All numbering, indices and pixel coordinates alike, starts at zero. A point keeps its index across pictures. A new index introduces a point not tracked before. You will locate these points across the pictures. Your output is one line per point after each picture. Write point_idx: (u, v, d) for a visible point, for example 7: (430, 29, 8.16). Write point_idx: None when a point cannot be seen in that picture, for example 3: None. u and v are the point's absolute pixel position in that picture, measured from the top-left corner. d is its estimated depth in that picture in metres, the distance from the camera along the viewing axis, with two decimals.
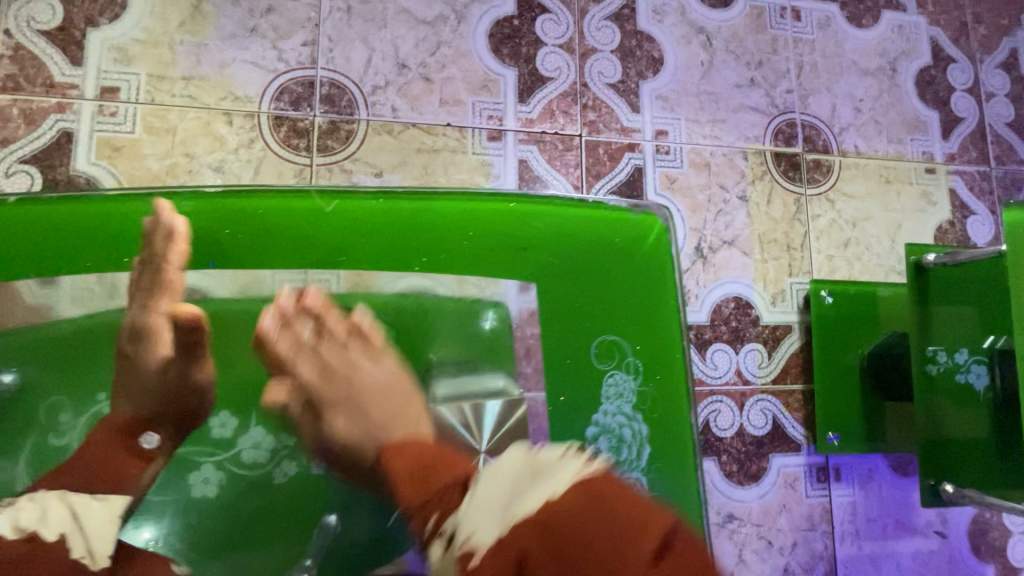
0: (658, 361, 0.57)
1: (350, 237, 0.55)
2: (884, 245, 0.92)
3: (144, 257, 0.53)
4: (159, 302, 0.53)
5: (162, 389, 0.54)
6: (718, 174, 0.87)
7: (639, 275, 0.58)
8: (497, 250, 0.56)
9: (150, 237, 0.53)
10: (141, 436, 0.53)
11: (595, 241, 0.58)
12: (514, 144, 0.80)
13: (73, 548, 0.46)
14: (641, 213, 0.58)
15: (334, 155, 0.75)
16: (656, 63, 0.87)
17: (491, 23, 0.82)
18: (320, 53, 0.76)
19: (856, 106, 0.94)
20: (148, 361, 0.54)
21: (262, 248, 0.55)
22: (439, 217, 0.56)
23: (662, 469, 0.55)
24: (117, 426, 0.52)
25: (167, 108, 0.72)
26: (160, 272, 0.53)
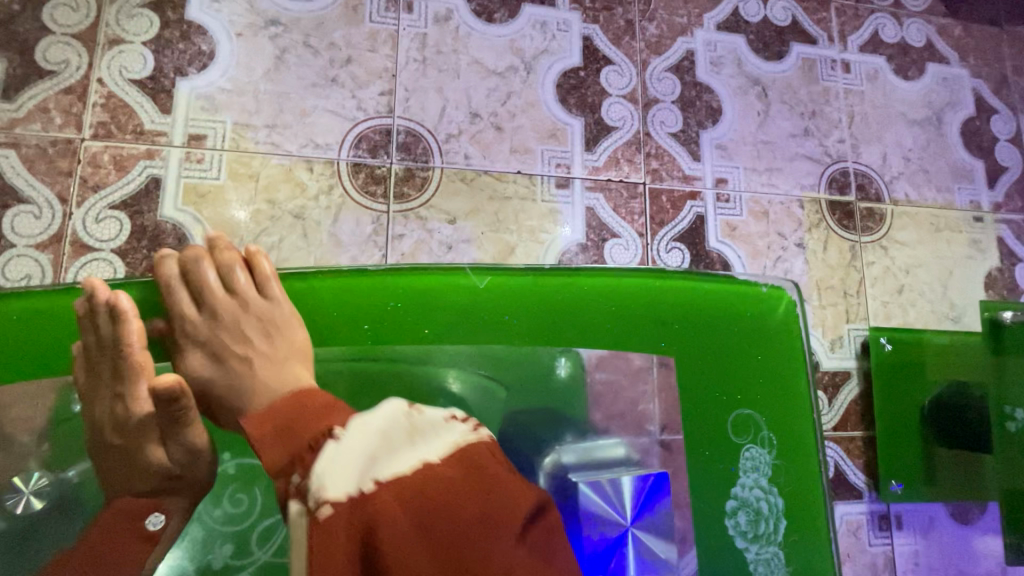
0: (790, 432, 0.62)
1: (503, 313, 0.60)
2: (936, 292, 0.93)
3: (96, 340, 0.56)
4: (137, 385, 0.56)
5: (157, 466, 0.56)
6: (777, 222, 0.88)
7: (773, 347, 0.63)
8: (642, 323, 0.61)
9: (96, 320, 0.56)
10: (147, 518, 0.55)
11: (733, 315, 0.63)
12: (582, 191, 0.82)
13: None
14: (772, 287, 0.63)
15: (409, 203, 0.77)
16: (715, 113, 0.89)
17: (558, 74, 0.85)
18: (396, 103, 0.79)
19: (905, 155, 0.96)
20: (140, 446, 0.55)
21: (424, 318, 0.59)
22: (590, 293, 0.62)
23: (797, 541, 0.60)
24: (128, 510, 0.55)
25: (251, 156, 0.73)
26: (126, 356, 0.56)
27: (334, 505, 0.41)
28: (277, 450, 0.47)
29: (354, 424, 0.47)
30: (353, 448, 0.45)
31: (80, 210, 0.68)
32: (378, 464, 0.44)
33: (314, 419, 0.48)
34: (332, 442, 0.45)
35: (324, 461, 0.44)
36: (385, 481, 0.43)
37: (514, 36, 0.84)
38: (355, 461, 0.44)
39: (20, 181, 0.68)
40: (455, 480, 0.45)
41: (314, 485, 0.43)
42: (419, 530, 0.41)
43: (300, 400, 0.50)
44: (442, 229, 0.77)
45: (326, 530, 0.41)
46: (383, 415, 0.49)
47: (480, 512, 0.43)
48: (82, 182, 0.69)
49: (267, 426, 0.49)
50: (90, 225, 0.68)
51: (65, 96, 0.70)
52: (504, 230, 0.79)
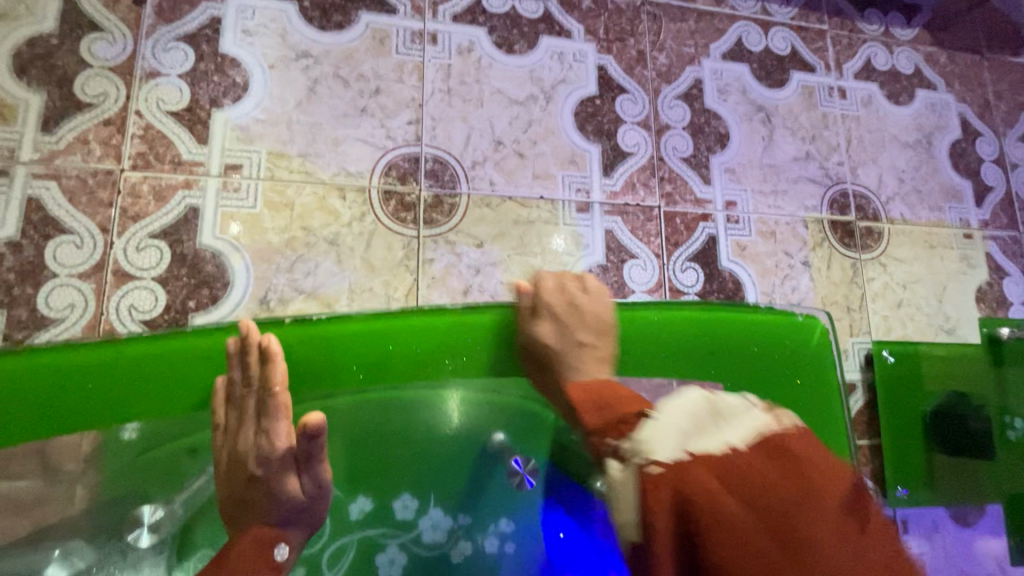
0: (828, 450, 0.66)
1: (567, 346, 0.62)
2: (932, 305, 0.98)
3: (241, 380, 0.57)
4: (279, 425, 0.56)
5: (290, 502, 0.56)
6: (783, 241, 0.93)
7: (810, 373, 0.67)
8: (694, 351, 0.65)
9: (246, 359, 0.57)
10: (275, 547, 0.56)
11: (772, 344, 0.67)
12: (601, 215, 0.86)
13: None
14: (807, 316, 0.67)
15: (438, 228, 0.79)
16: (723, 138, 0.94)
17: (576, 102, 0.89)
18: (423, 131, 0.82)
19: (899, 176, 1.02)
20: (277, 484, 0.56)
21: (492, 354, 0.61)
22: (647, 324, 0.64)
23: None
24: (260, 540, 0.55)
25: (286, 184, 0.76)
26: (273, 396, 0.56)
27: (664, 467, 0.45)
28: (598, 417, 0.53)
29: (663, 407, 0.52)
30: (669, 427, 0.49)
31: (121, 240, 0.70)
32: (694, 442, 0.48)
33: (623, 403, 0.53)
34: (652, 420, 0.50)
35: (649, 432, 0.48)
36: (700, 455, 0.46)
37: (534, 66, 0.88)
38: (670, 432, 0.48)
39: (60, 212, 0.69)
40: (756, 458, 0.45)
41: (637, 446, 0.48)
42: (746, 506, 0.42)
43: (587, 386, 0.56)
44: (470, 253, 0.80)
45: (686, 484, 0.44)
46: (688, 399, 0.54)
47: (816, 508, 0.42)
48: (122, 212, 0.71)
49: (586, 403, 0.55)
50: (131, 254, 0.70)
51: (104, 128, 0.72)
52: (529, 253, 0.82)
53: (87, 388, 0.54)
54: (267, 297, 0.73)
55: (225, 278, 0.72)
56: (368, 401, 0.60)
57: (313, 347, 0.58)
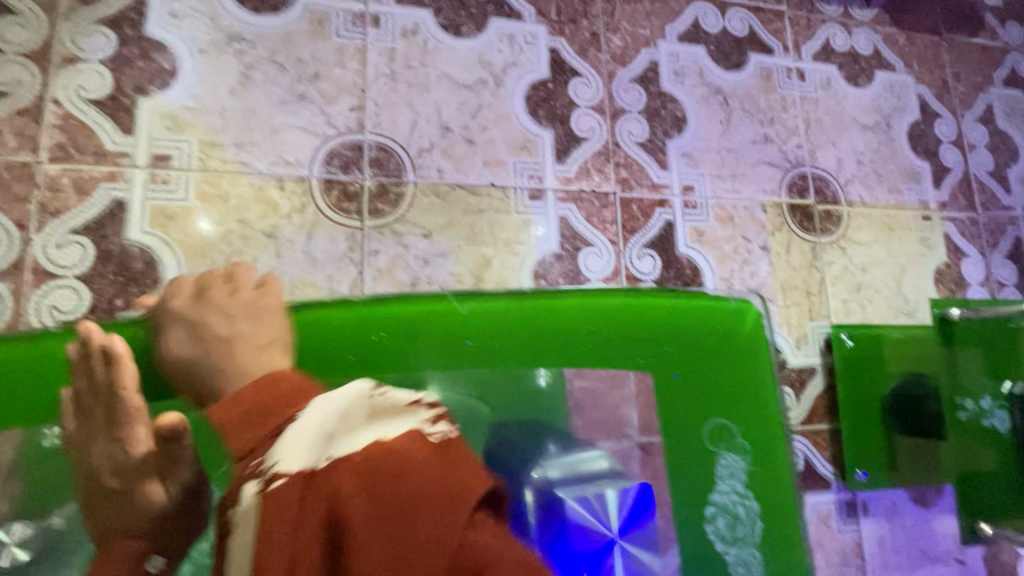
0: (761, 438, 0.64)
1: (484, 337, 0.61)
2: (891, 288, 0.98)
3: (88, 388, 0.55)
4: (135, 428, 0.55)
5: (153, 510, 0.54)
6: (742, 226, 0.92)
7: (741, 358, 0.66)
8: (620, 340, 0.63)
9: (88, 365, 0.55)
10: (147, 560, 0.54)
11: (704, 330, 0.65)
12: (554, 202, 0.84)
13: None
14: (738, 301, 0.67)
15: (384, 218, 0.76)
16: (680, 122, 0.92)
17: (527, 87, 0.86)
18: (367, 118, 0.78)
19: (858, 159, 1.01)
20: (142, 492, 0.54)
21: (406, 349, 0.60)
22: (573, 312, 0.63)
23: (773, 543, 0.62)
24: (125, 556, 0.53)
25: (219, 175, 0.72)
26: (120, 400, 0.55)
27: (285, 478, 0.45)
28: (242, 437, 0.51)
29: (312, 407, 0.51)
30: (308, 432, 0.48)
31: (40, 237, 0.66)
32: (340, 442, 0.47)
33: (295, 406, 0.52)
34: (291, 429, 0.49)
35: (286, 446, 0.47)
36: (341, 459, 0.45)
37: (482, 49, 0.85)
38: (305, 441, 0.47)
39: None
40: (404, 455, 0.45)
41: (271, 462, 0.47)
42: (368, 499, 0.43)
43: (268, 382, 0.54)
44: (418, 244, 0.77)
45: (287, 497, 0.44)
46: (347, 395, 0.53)
47: (427, 494, 0.43)
48: (41, 207, 0.66)
49: (240, 407, 0.53)
50: (51, 251, 0.66)
51: (19, 117, 0.68)
52: (479, 243, 0.79)
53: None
54: None
55: (155, 275, 0.68)
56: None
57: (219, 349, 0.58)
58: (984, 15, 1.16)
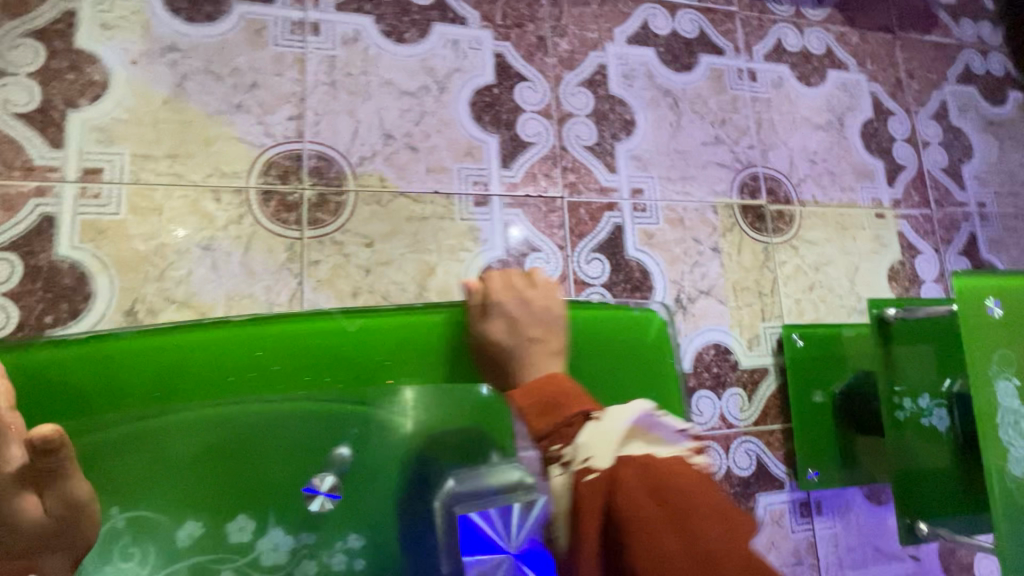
0: None
1: (374, 354, 0.60)
2: (844, 287, 0.98)
3: None
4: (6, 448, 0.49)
5: (29, 529, 0.49)
6: (692, 228, 0.92)
7: (641, 367, 0.66)
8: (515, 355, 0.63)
9: None
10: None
11: (604, 340, 0.66)
12: (500, 208, 0.83)
13: None
14: (641, 310, 0.67)
15: (324, 228, 0.76)
16: (629, 125, 0.92)
17: (471, 92, 0.86)
18: (306, 127, 0.78)
19: (811, 158, 1.02)
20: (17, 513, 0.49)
21: (292, 368, 0.59)
22: (467, 327, 0.63)
23: None
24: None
25: (152, 187, 0.71)
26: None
27: (597, 472, 0.50)
28: (547, 421, 0.55)
29: (608, 412, 0.55)
30: (610, 433, 0.52)
31: None
32: (627, 444, 0.52)
33: (570, 404, 0.56)
34: (602, 423, 0.53)
35: (588, 439, 0.52)
36: (630, 460, 0.50)
37: (426, 55, 0.85)
38: (610, 440, 0.51)
39: None
40: (687, 485, 0.48)
41: (579, 451, 0.51)
42: (654, 502, 0.47)
43: (552, 381, 0.58)
44: (359, 253, 0.76)
45: (586, 485, 0.49)
46: (633, 411, 0.55)
47: (713, 517, 0.46)
48: None
49: (531, 399, 0.57)
50: None
51: None
52: (423, 250, 0.79)
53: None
54: (134, 308, 0.68)
55: (85, 291, 0.67)
56: (173, 420, 0.56)
57: (98, 372, 0.55)
58: (937, 13, 1.17)
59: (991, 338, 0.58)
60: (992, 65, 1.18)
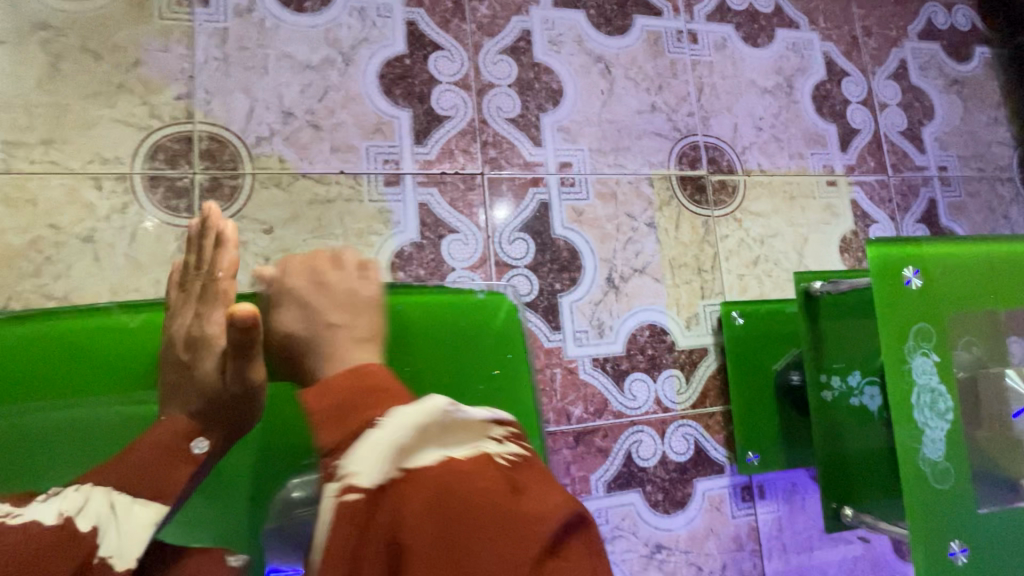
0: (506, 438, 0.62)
1: (125, 356, 0.56)
2: (792, 261, 0.93)
3: (195, 263, 0.60)
4: (215, 312, 0.58)
5: (210, 387, 0.55)
6: (625, 203, 0.87)
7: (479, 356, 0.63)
8: None
9: (202, 242, 0.60)
10: (192, 441, 0.53)
11: (438, 325, 0.63)
12: (413, 187, 0.78)
13: (103, 546, 0.45)
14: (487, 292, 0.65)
15: (218, 215, 0.71)
16: (556, 94, 0.86)
17: (381, 64, 0.80)
18: (196, 107, 0.73)
19: (756, 125, 0.96)
20: (205, 370, 0.56)
21: (58, 371, 0.54)
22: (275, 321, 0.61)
23: None
24: (176, 431, 0.53)
25: (26, 176, 0.67)
26: (215, 281, 0.59)
27: (360, 492, 0.40)
28: (333, 431, 0.45)
29: (396, 414, 0.45)
30: (384, 442, 0.42)
31: None
32: (415, 453, 0.42)
33: (370, 408, 0.46)
34: (385, 435, 0.43)
35: (361, 452, 0.42)
36: (421, 475, 0.40)
37: (329, 25, 0.79)
38: (380, 448, 0.42)
39: None
40: (480, 481, 0.41)
41: (345, 469, 0.42)
42: (436, 526, 0.38)
43: (348, 377, 0.49)
44: (257, 240, 0.72)
45: (348, 511, 0.40)
46: (426, 410, 0.45)
47: (504, 534, 0.38)
48: None
49: (326, 403, 0.47)
50: None
51: None
52: (329, 235, 0.74)
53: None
54: (8, 307, 0.64)
55: None
56: None
57: None
58: None
59: (903, 309, 0.54)
60: (957, 19, 1.11)
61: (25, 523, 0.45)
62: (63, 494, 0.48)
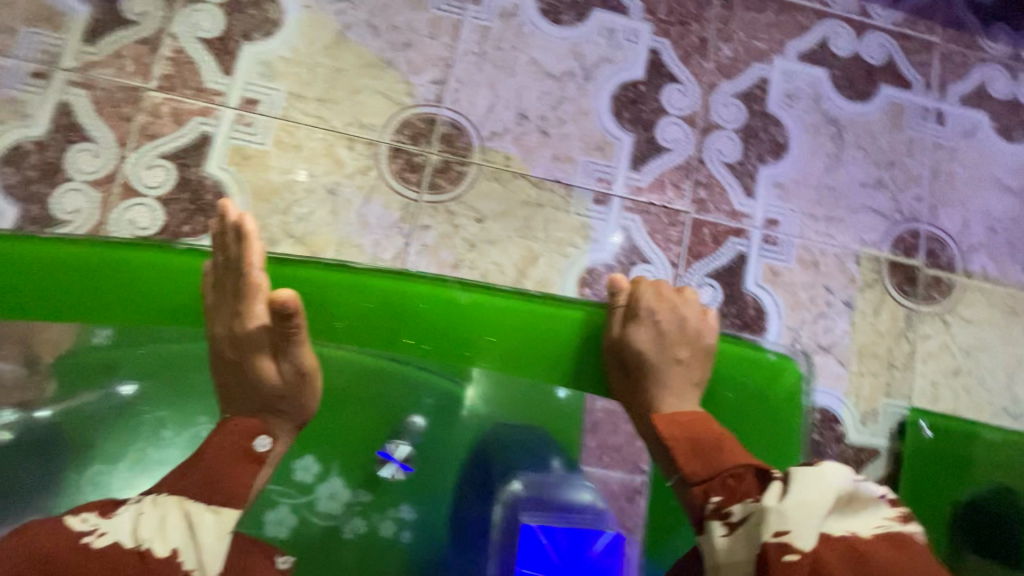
0: None
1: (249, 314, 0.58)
2: (997, 382, 0.84)
3: (223, 260, 0.57)
4: (256, 305, 0.56)
5: (265, 385, 0.56)
6: (826, 275, 0.82)
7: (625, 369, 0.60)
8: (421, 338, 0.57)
9: (224, 239, 0.57)
10: (255, 439, 0.54)
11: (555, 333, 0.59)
12: (619, 210, 0.79)
13: (186, 560, 0.46)
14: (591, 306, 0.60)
15: (441, 195, 0.76)
16: (780, 149, 0.84)
17: (616, 86, 0.82)
18: (446, 93, 0.78)
19: (991, 225, 0.87)
20: (256, 364, 0.56)
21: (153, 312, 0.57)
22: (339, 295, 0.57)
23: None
24: (241, 430, 0.54)
25: (297, 127, 0.75)
26: (245, 275, 0.56)
27: (797, 556, 0.43)
28: (704, 463, 0.52)
29: (801, 473, 0.47)
30: (811, 503, 0.45)
31: (134, 155, 0.72)
32: (833, 520, 0.45)
33: (729, 452, 0.52)
34: (793, 485, 0.46)
35: (787, 505, 0.45)
36: (835, 541, 0.44)
37: (578, 41, 0.82)
38: (811, 515, 0.44)
39: (88, 121, 0.72)
40: (900, 561, 0.44)
41: (774, 527, 0.44)
42: None
43: (683, 418, 0.56)
44: (469, 227, 0.76)
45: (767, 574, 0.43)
46: (832, 475, 0.47)
47: None
48: (141, 129, 0.72)
49: (678, 439, 0.55)
50: (140, 171, 0.72)
51: (140, 46, 0.74)
52: (532, 237, 0.77)
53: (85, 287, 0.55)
54: None
55: (222, 209, 0.72)
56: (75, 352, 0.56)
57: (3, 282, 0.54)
58: None
59: None
60: None
61: (109, 546, 0.45)
62: (138, 508, 0.48)
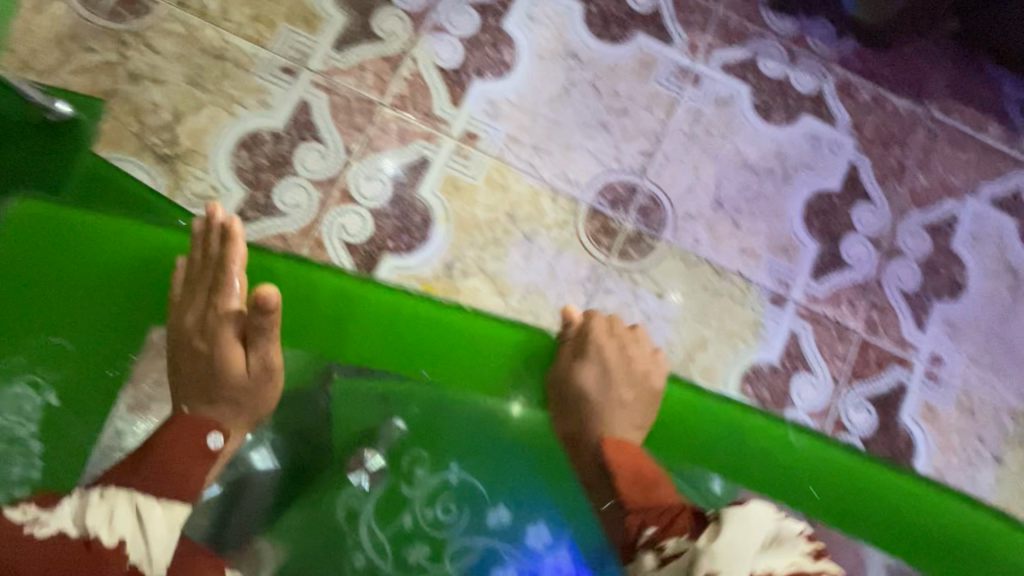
0: None
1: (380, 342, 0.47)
2: None
3: (200, 255, 0.50)
4: (230, 301, 0.50)
5: (232, 379, 0.49)
6: (981, 424, 0.81)
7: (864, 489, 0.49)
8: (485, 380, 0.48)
9: (206, 238, 0.50)
10: (209, 435, 0.48)
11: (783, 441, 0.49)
12: (793, 315, 0.80)
13: (134, 551, 0.41)
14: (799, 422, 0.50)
15: (628, 263, 0.78)
16: (957, 288, 0.84)
17: (811, 194, 0.83)
18: (651, 166, 0.80)
19: None
20: (227, 358, 0.50)
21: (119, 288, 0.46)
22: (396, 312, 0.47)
23: None
24: (190, 425, 0.48)
25: (509, 169, 0.78)
26: (224, 275, 0.49)
27: None
28: (638, 498, 0.46)
29: (731, 512, 0.40)
30: (736, 546, 0.38)
31: (357, 164, 0.75)
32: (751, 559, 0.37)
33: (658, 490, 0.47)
34: (726, 528, 0.39)
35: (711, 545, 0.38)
36: None
37: (783, 141, 0.84)
38: (729, 554, 0.37)
39: (322, 122, 0.75)
40: None
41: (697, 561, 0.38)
42: None
43: (633, 448, 0.50)
44: (648, 300, 0.77)
45: None
46: (755, 515, 0.40)
47: None
48: (368, 141, 0.76)
49: (621, 468, 0.48)
50: (359, 180, 0.75)
51: (382, 62, 0.78)
52: (705, 323, 0.78)
53: (115, 277, 0.46)
54: (452, 264, 0.75)
55: (425, 233, 0.75)
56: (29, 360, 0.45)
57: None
58: None
59: None
60: None
61: (52, 534, 0.39)
62: (83, 498, 0.42)
